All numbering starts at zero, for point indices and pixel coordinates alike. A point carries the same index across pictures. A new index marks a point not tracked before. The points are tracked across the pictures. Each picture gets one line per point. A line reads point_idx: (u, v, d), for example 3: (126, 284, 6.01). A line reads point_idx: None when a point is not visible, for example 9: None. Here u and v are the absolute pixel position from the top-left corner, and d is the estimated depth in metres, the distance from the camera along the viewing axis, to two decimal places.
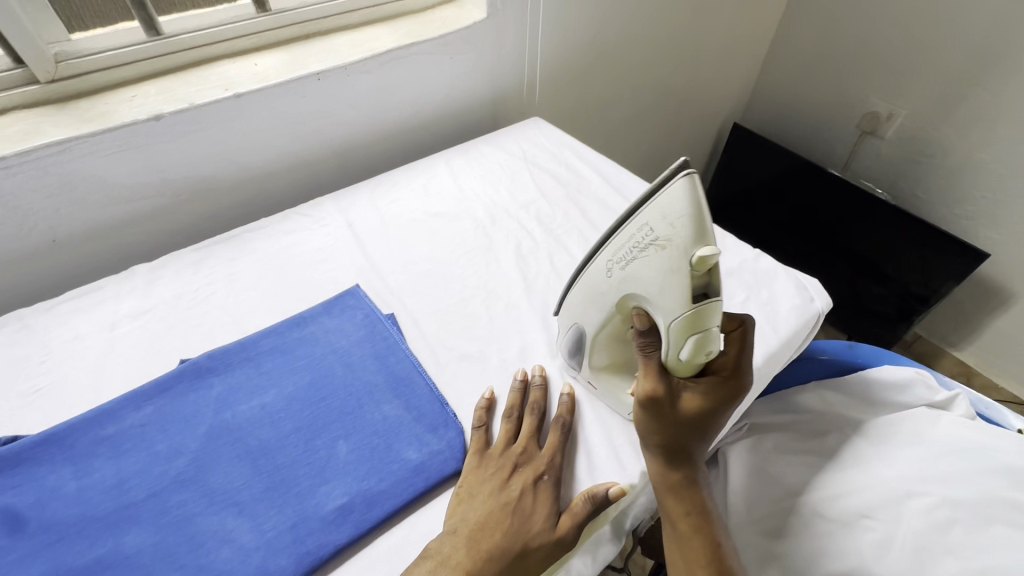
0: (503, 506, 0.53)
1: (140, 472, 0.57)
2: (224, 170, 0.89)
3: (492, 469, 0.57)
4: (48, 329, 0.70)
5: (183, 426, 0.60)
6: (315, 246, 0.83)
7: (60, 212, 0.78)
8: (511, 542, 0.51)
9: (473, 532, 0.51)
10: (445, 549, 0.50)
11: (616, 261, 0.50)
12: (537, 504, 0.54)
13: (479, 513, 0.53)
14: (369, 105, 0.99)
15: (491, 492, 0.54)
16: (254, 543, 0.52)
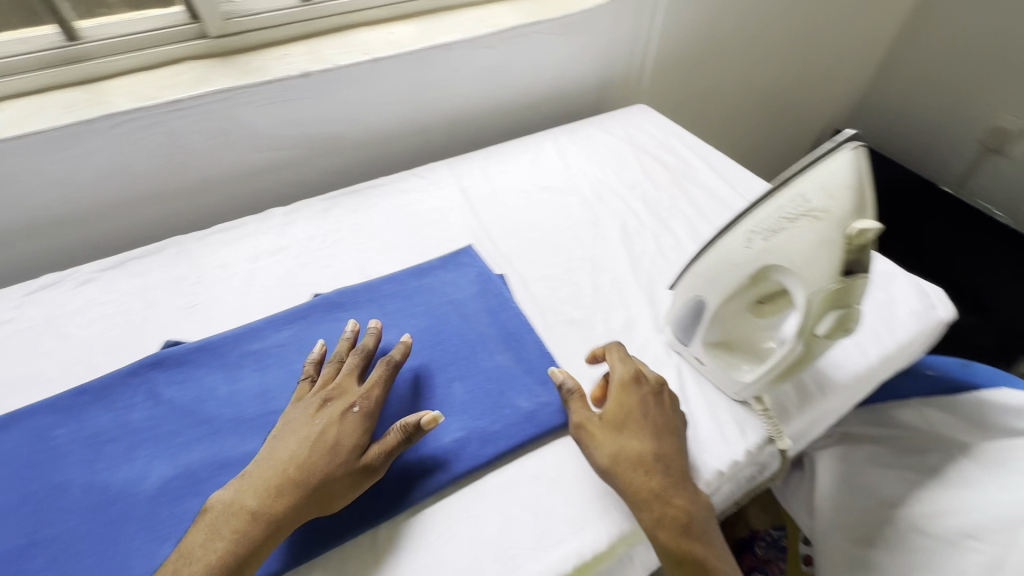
0: (304, 435, 0.54)
1: (282, 385, 0.63)
2: (351, 130, 0.96)
3: (300, 409, 0.56)
4: (199, 255, 0.79)
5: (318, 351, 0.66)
6: (430, 206, 0.88)
7: (215, 154, 0.86)
8: (305, 469, 0.51)
9: (283, 455, 0.52)
10: (239, 494, 0.51)
11: (760, 231, 0.50)
12: (323, 434, 0.54)
13: (271, 444, 0.54)
14: (486, 79, 1.02)
15: (335, 418, 0.55)
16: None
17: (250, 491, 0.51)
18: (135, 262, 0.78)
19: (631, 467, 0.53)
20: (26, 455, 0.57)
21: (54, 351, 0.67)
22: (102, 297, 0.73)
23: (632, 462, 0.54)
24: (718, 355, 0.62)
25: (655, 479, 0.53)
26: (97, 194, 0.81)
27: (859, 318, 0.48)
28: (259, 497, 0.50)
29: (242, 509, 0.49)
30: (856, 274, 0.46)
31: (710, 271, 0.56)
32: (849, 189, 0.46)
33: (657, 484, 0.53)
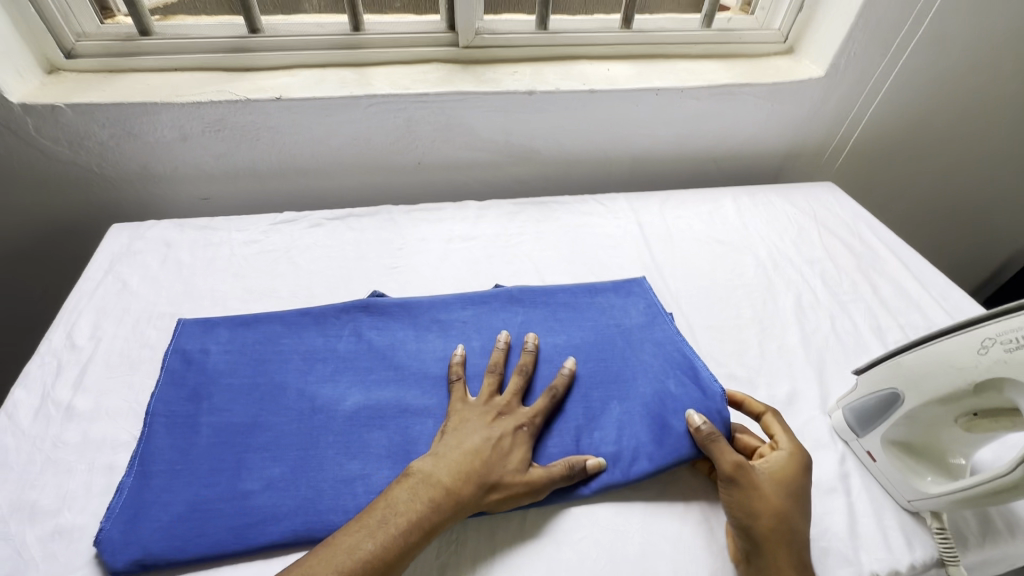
0: (490, 436, 0.58)
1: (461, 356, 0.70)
2: (548, 148, 1.04)
3: (479, 410, 0.61)
4: (405, 225, 0.90)
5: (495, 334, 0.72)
6: (608, 232, 0.93)
7: (434, 143, 0.98)
8: (493, 468, 0.56)
9: (472, 447, 0.56)
10: (432, 471, 0.54)
11: (1001, 342, 0.50)
12: (507, 442, 0.58)
13: (454, 432, 0.58)
14: (681, 127, 1.06)
15: (517, 433, 0.59)
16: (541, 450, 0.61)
17: (442, 467, 0.55)
18: (354, 218, 0.90)
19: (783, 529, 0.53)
20: (258, 350, 0.68)
21: (286, 274, 0.80)
22: (326, 241, 0.86)
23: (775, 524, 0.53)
24: (897, 454, 0.60)
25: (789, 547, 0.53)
26: (338, 155, 0.96)
27: None
28: (453, 476, 0.54)
29: (438, 483, 0.54)
30: None
31: (922, 368, 0.56)
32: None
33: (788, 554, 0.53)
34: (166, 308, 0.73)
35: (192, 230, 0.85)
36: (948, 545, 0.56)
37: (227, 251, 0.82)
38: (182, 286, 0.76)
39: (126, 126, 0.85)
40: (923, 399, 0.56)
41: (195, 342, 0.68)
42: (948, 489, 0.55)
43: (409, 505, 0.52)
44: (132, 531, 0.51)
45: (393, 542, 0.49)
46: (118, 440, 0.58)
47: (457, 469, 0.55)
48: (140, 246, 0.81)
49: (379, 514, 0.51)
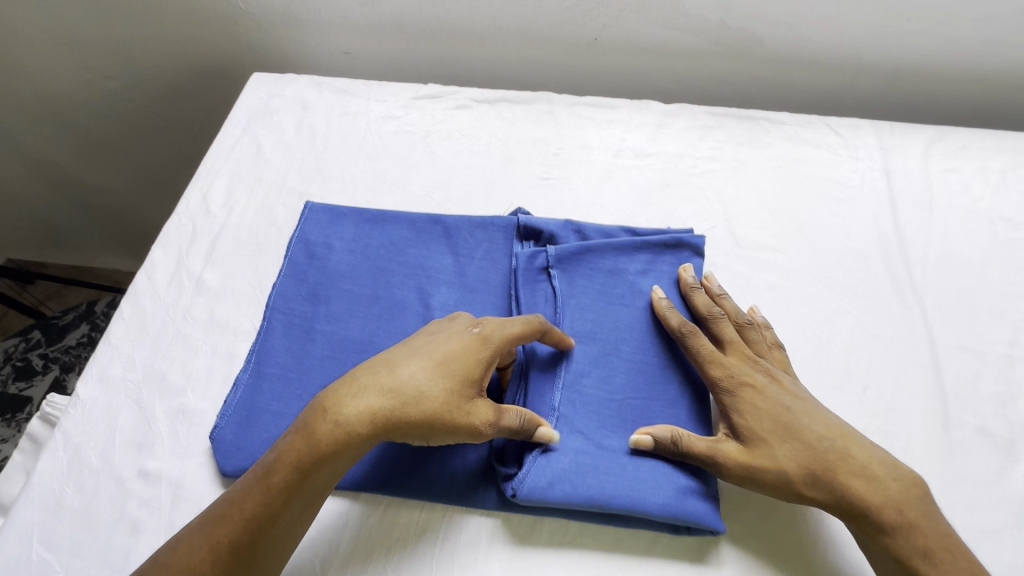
0: (427, 345, 0.47)
1: (569, 316, 0.54)
2: (778, 38, 0.74)
3: (455, 362, 0.46)
4: (566, 125, 0.72)
5: (614, 299, 0.55)
6: (836, 178, 0.67)
7: (622, 14, 0.74)
8: (421, 389, 0.44)
9: (406, 359, 0.46)
10: (365, 416, 0.43)
11: None
12: (431, 345, 0.47)
13: (413, 370, 0.45)
14: (1003, 28, 0.70)
15: (454, 340, 0.47)
16: (669, 459, 0.47)
17: (373, 385, 0.44)
18: (506, 104, 0.74)
19: (817, 444, 0.46)
20: (383, 257, 0.59)
21: (422, 165, 0.68)
22: (471, 129, 0.71)
23: (794, 487, 0.45)
24: None
25: (822, 495, 0.44)
26: (498, 19, 0.77)
27: None
28: (378, 429, 0.43)
29: (357, 430, 0.43)
30: None
31: None
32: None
33: (798, 405, 0.48)
34: (296, 184, 0.66)
35: (330, 92, 0.74)
36: None
37: (362, 125, 0.71)
38: (313, 161, 0.68)
39: None
40: None
41: (321, 234, 0.60)
42: None
43: (325, 447, 0.42)
44: (244, 434, 0.49)
45: (282, 485, 0.42)
46: (240, 328, 0.56)
47: (382, 383, 0.44)
48: (277, 104, 0.73)
49: (292, 431, 0.43)
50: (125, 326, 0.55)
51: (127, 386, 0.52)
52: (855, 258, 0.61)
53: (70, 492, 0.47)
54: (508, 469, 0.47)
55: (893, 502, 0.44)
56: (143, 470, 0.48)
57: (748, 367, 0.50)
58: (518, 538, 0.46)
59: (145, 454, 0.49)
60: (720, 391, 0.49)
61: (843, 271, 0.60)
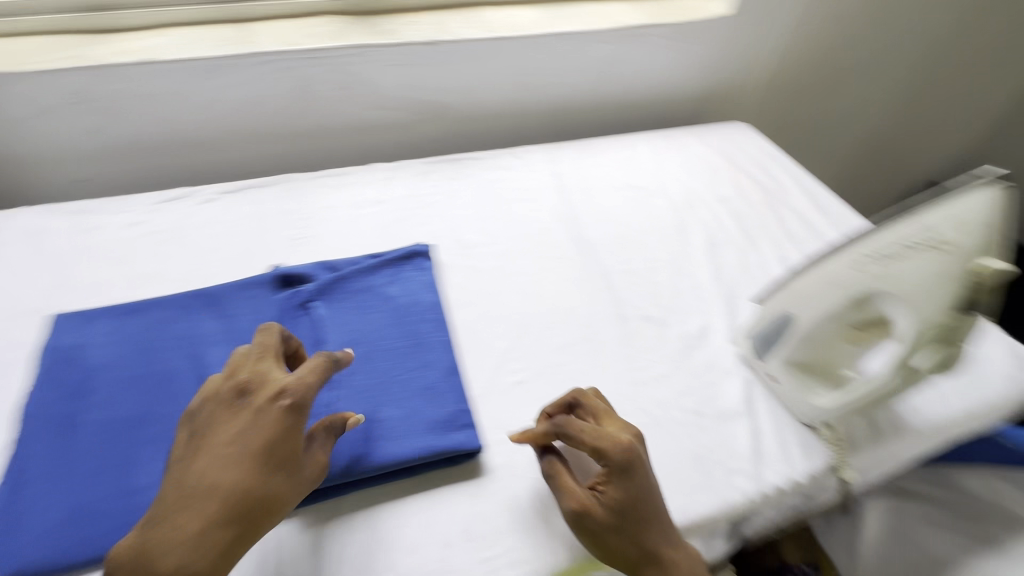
0: (240, 436, 0.46)
1: (332, 333, 0.64)
2: (460, 103, 1.00)
3: (277, 445, 0.46)
4: (310, 195, 0.84)
5: (369, 309, 0.67)
6: (523, 186, 0.91)
7: (335, 105, 0.92)
8: (252, 488, 0.44)
9: (222, 465, 0.44)
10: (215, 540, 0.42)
11: (872, 257, 0.50)
12: (244, 434, 0.46)
13: (237, 469, 0.44)
14: (595, 74, 1.05)
15: (264, 425, 0.46)
16: (430, 410, 0.58)
17: (205, 494, 0.43)
18: (252, 190, 0.84)
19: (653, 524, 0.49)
20: (146, 339, 0.63)
21: (176, 255, 0.74)
22: (221, 216, 0.80)
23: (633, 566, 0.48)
24: (796, 373, 0.62)
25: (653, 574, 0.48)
26: (228, 124, 0.89)
27: (959, 356, 0.53)
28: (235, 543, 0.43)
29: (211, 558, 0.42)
30: (971, 312, 0.49)
31: (811, 288, 0.57)
32: (981, 227, 0.49)
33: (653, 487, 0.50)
34: (37, 303, 0.66)
35: (64, 216, 0.76)
36: (837, 449, 0.61)
37: (106, 236, 0.75)
38: (55, 278, 0.69)
39: None
40: (815, 322, 0.56)
41: (72, 337, 0.61)
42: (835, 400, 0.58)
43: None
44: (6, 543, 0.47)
45: None
46: None
47: (213, 499, 0.43)
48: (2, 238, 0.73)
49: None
50: None
51: None
52: (548, 234, 0.83)
53: None
54: None
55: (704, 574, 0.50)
56: None
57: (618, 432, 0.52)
58: (321, 524, 0.52)
59: None
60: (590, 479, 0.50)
61: (540, 244, 0.81)
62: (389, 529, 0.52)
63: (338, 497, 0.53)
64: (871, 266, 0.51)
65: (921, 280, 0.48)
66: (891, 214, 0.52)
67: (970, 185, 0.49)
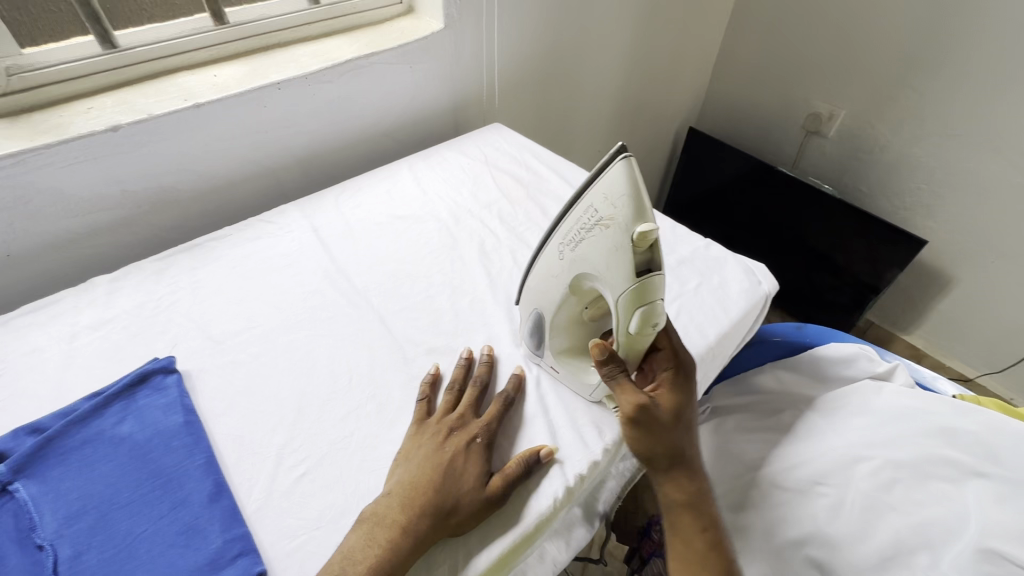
0: (427, 454, 0.56)
1: (46, 510, 0.52)
2: (186, 181, 0.89)
3: (463, 447, 0.57)
4: (2, 344, 0.68)
5: (97, 462, 0.56)
6: (281, 251, 0.84)
7: (14, 226, 0.76)
8: (457, 489, 0.54)
9: (417, 471, 0.55)
10: (352, 558, 0.49)
11: (567, 243, 0.59)
12: (430, 455, 0.56)
13: (433, 471, 0.55)
14: (332, 114, 1.00)
15: (455, 441, 0.58)
16: (193, 553, 0.50)
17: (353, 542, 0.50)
18: None
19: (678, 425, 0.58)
20: None
21: None
22: None
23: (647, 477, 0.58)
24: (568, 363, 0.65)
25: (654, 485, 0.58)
26: None
27: (662, 313, 0.54)
28: (384, 553, 0.49)
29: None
30: (651, 273, 0.52)
31: (543, 285, 0.63)
32: (627, 197, 0.51)
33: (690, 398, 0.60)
34: None
35: None
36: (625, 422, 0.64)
37: None
38: None
39: None
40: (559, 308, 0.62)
41: None
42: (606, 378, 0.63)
43: None
44: None
45: None
46: None
47: (386, 519, 0.51)
48: None
49: None
50: None
51: None
52: (314, 296, 0.77)
53: None
54: None
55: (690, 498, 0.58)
56: None
57: (462, 404, 0.63)
58: None
59: None
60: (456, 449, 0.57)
61: (307, 309, 0.75)
62: None
63: None
64: (570, 253, 0.58)
65: (602, 257, 0.54)
66: (569, 202, 0.60)
67: (617, 158, 0.52)
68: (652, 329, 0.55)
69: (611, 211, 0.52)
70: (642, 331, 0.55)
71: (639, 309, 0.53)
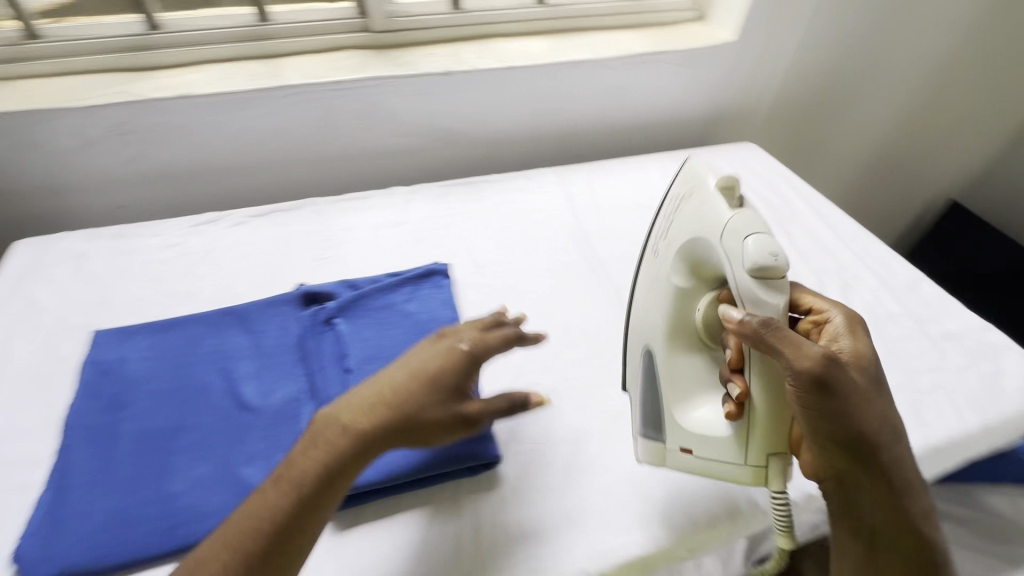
0: (418, 355, 0.54)
1: (355, 346, 0.67)
2: (475, 129, 1.04)
3: (425, 355, 0.54)
4: (333, 217, 0.89)
5: (390, 324, 0.70)
6: (536, 207, 0.94)
7: (357, 133, 0.97)
8: (404, 393, 0.51)
9: (386, 368, 0.53)
10: (372, 427, 0.48)
11: (659, 238, 0.62)
12: (418, 354, 0.54)
13: (402, 365, 0.53)
14: (604, 98, 1.08)
15: (432, 346, 0.55)
16: None
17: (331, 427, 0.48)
18: (279, 214, 0.88)
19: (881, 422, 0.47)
20: (181, 354, 0.66)
21: (209, 275, 0.78)
22: (250, 239, 0.84)
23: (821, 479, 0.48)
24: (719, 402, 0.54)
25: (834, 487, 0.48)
26: (256, 152, 0.94)
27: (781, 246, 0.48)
28: (355, 422, 0.48)
29: (356, 432, 0.48)
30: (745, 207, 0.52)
31: (647, 320, 0.60)
32: (706, 172, 0.57)
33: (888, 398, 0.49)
34: (81, 320, 0.70)
35: (105, 239, 0.81)
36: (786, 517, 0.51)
37: (144, 258, 0.79)
38: (97, 298, 0.73)
39: (23, 137, 0.82)
40: (670, 313, 0.56)
41: (114, 353, 0.66)
42: (764, 410, 0.49)
43: (308, 455, 0.47)
44: (53, 544, 0.50)
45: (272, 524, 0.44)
46: (34, 458, 0.57)
47: (388, 398, 0.50)
48: (49, 260, 0.78)
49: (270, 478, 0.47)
50: None
51: None
52: (559, 253, 0.86)
53: None
54: None
55: (882, 518, 0.47)
56: None
57: (459, 322, 0.58)
58: (345, 525, 0.54)
59: None
60: (437, 354, 0.54)
61: (553, 262, 0.84)
62: (412, 534, 0.54)
63: (362, 503, 0.56)
64: (664, 242, 0.60)
65: (695, 221, 0.55)
66: (659, 212, 0.65)
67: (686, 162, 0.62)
68: (778, 265, 0.47)
69: (689, 184, 0.58)
70: (761, 272, 0.48)
71: (756, 234, 0.49)
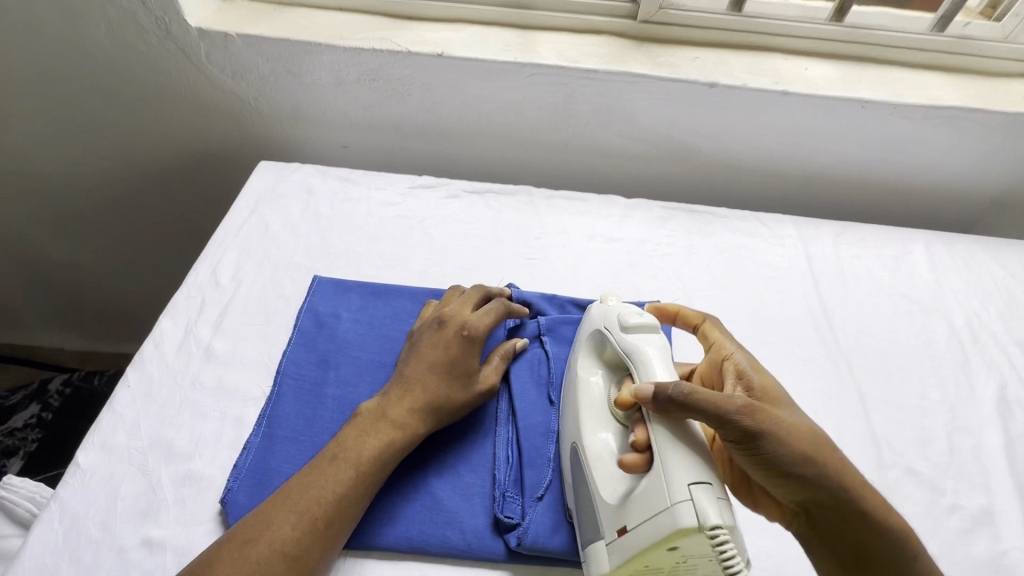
0: (435, 347, 0.57)
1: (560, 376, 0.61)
2: (713, 150, 0.92)
3: (448, 350, 0.56)
4: (546, 214, 0.82)
5: None
6: (770, 261, 0.80)
7: (588, 127, 0.89)
8: (435, 387, 0.54)
9: (418, 363, 0.56)
10: (380, 411, 0.52)
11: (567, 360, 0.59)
12: (436, 347, 0.57)
13: (421, 358, 0.56)
14: (878, 149, 0.90)
15: (452, 341, 0.57)
16: None
17: (380, 412, 0.52)
18: (493, 195, 0.84)
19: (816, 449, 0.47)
20: (387, 326, 0.65)
21: (420, 245, 0.76)
22: (463, 216, 0.81)
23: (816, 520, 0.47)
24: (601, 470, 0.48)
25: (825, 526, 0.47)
26: (483, 124, 0.90)
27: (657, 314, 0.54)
28: (393, 415, 0.52)
29: (389, 423, 0.51)
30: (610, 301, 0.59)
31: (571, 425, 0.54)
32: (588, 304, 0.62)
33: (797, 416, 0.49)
34: (303, 261, 0.72)
35: (333, 180, 0.83)
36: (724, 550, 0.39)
37: (365, 210, 0.79)
38: (319, 240, 0.74)
39: (289, 64, 0.84)
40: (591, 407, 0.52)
41: (330, 305, 0.65)
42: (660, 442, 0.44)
43: (363, 439, 0.50)
44: (257, 495, 0.50)
45: (319, 497, 0.46)
46: (249, 394, 0.58)
47: (409, 386, 0.54)
48: (284, 189, 0.80)
49: (327, 451, 0.49)
50: (131, 395, 0.56)
51: (131, 453, 0.52)
52: (792, 326, 0.73)
53: (65, 565, 0.46)
54: (511, 521, 0.50)
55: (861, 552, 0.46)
56: (147, 538, 0.48)
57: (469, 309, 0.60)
58: None
59: (148, 522, 0.49)
60: (465, 360, 0.56)
61: (784, 337, 0.71)
62: None
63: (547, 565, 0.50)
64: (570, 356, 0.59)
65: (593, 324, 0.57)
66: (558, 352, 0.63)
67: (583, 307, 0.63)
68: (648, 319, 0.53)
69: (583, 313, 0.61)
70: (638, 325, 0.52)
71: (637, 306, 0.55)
